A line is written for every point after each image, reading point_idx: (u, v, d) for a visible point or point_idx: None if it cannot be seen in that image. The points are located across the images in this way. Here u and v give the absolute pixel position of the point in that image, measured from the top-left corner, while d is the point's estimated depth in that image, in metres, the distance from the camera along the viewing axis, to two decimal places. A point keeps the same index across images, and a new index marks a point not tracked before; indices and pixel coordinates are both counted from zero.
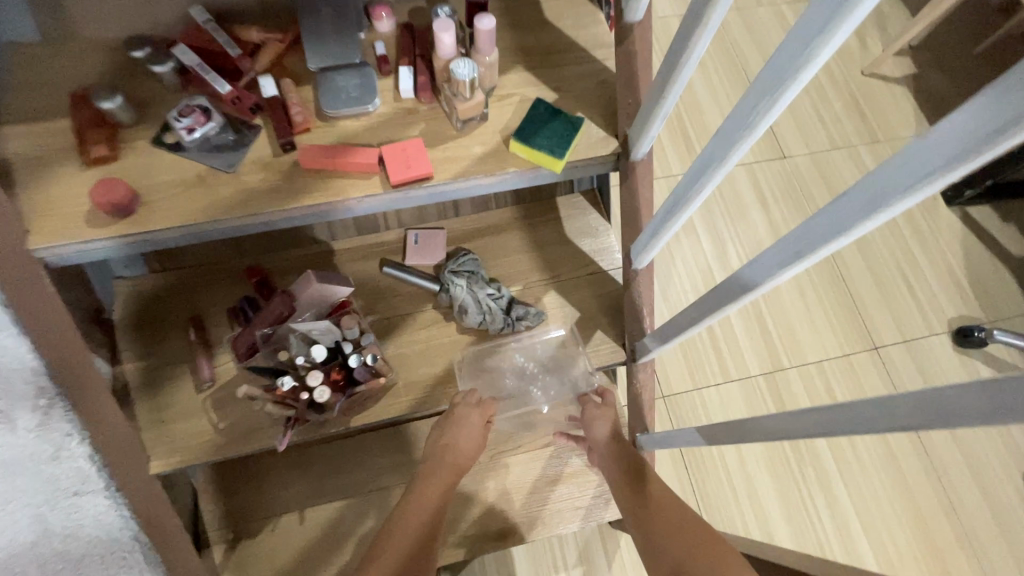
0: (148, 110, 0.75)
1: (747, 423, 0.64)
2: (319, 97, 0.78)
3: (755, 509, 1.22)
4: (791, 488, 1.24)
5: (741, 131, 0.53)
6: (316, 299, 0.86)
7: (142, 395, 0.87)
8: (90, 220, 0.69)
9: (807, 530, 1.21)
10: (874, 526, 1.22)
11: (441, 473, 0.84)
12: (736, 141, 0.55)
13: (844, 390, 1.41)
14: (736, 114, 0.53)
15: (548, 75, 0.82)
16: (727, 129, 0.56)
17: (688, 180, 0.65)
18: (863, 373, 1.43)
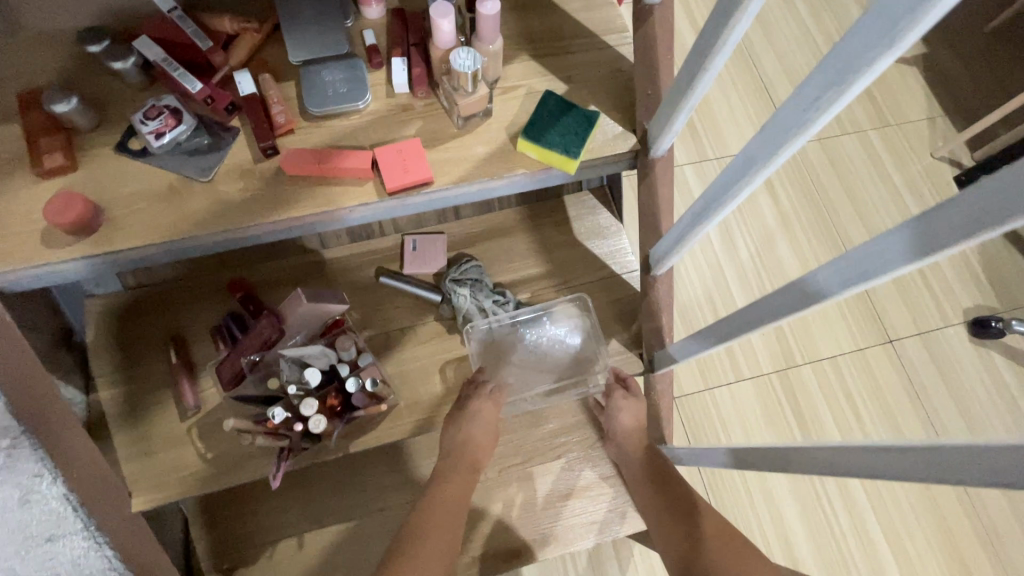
0: (109, 113, 0.67)
1: (791, 451, 0.58)
2: (303, 95, 0.69)
3: (777, 529, 1.09)
4: (816, 507, 1.11)
5: (793, 129, 0.46)
6: (307, 319, 0.78)
7: (122, 425, 0.80)
8: (47, 240, 0.61)
9: (832, 547, 1.09)
10: (910, 547, 1.09)
11: (458, 474, 0.78)
12: (786, 140, 0.48)
13: (860, 387, 1.31)
14: (788, 108, 0.46)
15: (557, 64, 0.74)
16: (774, 126, 0.48)
17: (723, 182, 0.58)
18: (877, 368, 1.33)
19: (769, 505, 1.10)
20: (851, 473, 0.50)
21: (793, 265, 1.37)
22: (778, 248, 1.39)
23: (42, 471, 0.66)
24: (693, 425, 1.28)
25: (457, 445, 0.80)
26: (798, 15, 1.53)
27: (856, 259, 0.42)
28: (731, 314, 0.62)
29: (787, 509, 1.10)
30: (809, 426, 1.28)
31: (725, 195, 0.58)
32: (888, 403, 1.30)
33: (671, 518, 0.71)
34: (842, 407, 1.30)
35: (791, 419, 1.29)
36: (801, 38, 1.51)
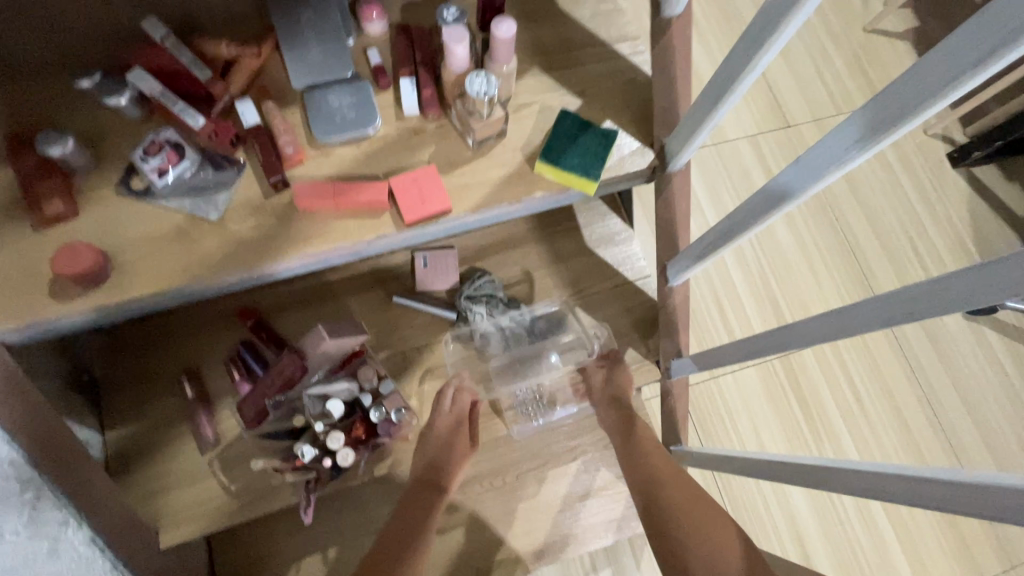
0: (107, 151, 0.64)
1: (824, 472, 0.60)
2: (309, 121, 0.67)
3: (790, 527, 1.09)
4: (831, 510, 1.10)
5: (836, 163, 0.46)
6: (326, 354, 0.78)
7: (141, 462, 0.79)
8: (54, 292, 0.59)
9: (843, 544, 1.09)
10: (917, 540, 1.09)
11: (427, 499, 0.76)
12: (827, 171, 0.47)
13: (865, 379, 1.21)
14: (829, 141, 0.46)
15: (569, 77, 0.72)
16: (813, 157, 0.48)
17: (751, 205, 0.59)
18: (879, 354, 1.22)
19: (783, 503, 1.10)
20: (893, 498, 0.52)
21: (791, 250, 1.27)
22: (779, 237, 1.27)
23: (68, 519, 0.62)
24: (701, 416, 1.17)
25: (442, 474, 0.79)
26: None
27: (906, 298, 0.43)
28: (759, 333, 0.63)
29: (800, 505, 1.10)
30: (816, 418, 1.18)
31: (756, 220, 0.58)
32: (894, 396, 1.20)
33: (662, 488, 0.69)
34: (848, 400, 1.19)
35: (801, 418, 1.18)
36: None
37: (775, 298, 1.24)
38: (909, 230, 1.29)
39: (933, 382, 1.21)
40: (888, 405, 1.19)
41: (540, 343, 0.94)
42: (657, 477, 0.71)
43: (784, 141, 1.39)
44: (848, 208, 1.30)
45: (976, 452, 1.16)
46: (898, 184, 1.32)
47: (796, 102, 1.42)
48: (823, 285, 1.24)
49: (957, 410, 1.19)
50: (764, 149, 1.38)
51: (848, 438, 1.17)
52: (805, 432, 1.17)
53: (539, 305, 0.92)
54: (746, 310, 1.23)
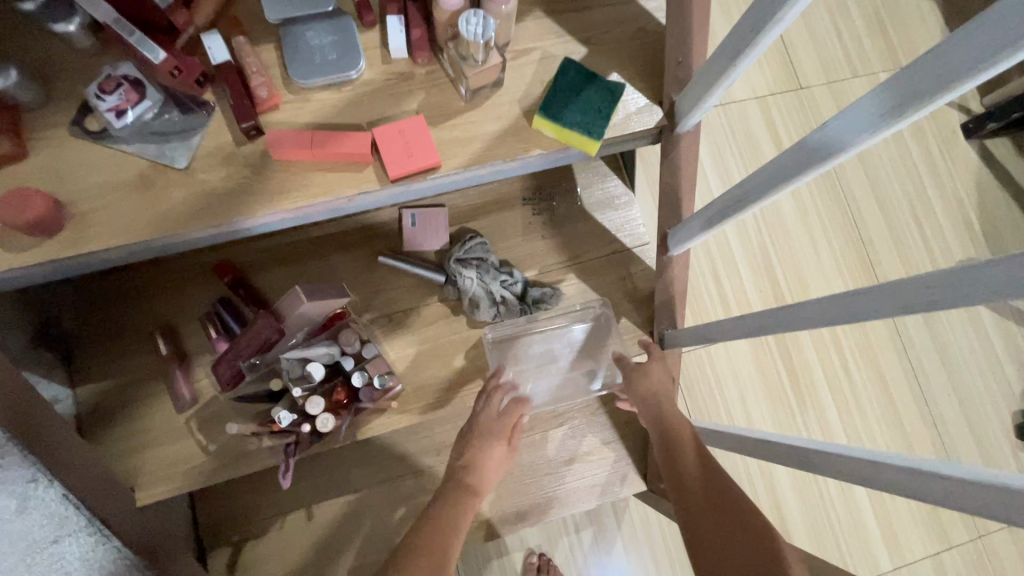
0: (58, 86, 0.58)
1: (812, 456, 0.58)
2: (285, 61, 0.60)
3: (770, 497, 1.10)
4: (810, 481, 1.12)
5: (864, 132, 0.41)
6: (306, 319, 0.74)
7: (115, 420, 0.76)
8: (4, 242, 0.54)
9: (819, 514, 1.11)
10: (892, 511, 1.12)
11: (462, 500, 0.70)
12: (852, 143, 0.43)
13: (857, 357, 1.20)
14: (856, 110, 0.42)
15: (575, 22, 0.65)
16: (837, 128, 0.44)
17: (763, 177, 0.55)
18: (875, 337, 1.21)
19: (765, 473, 1.11)
20: (880, 486, 0.50)
21: (793, 220, 1.23)
22: (782, 206, 1.23)
23: (37, 476, 0.61)
24: (690, 385, 1.16)
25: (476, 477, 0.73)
26: None
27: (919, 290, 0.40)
28: (759, 311, 0.60)
29: (781, 475, 1.11)
30: (804, 391, 1.18)
31: (764, 192, 0.54)
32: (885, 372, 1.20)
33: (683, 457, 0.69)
34: (838, 375, 1.19)
35: (789, 391, 1.18)
36: None
37: (773, 269, 1.21)
38: (915, 204, 1.25)
39: (923, 359, 1.20)
40: (877, 380, 1.19)
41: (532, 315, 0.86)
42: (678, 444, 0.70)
43: (794, 104, 1.32)
44: (855, 178, 1.25)
45: (957, 428, 1.18)
46: (909, 155, 1.27)
47: (810, 62, 1.34)
48: (822, 258, 1.22)
49: (944, 389, 1.19)
50: (774, 111, 1.32)
51: (833, 410, 1.17)
52: (792, 404, 1.17)
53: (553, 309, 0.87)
54: (742, 280, 1.20)
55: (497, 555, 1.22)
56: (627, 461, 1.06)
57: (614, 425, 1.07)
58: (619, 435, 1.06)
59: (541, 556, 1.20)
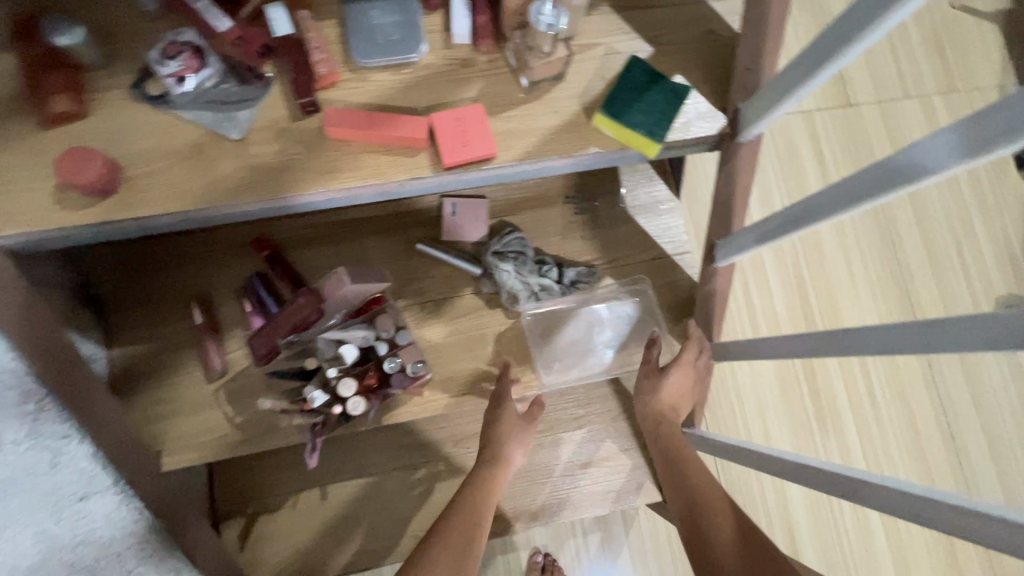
0: (121, 48, 0.58)
1: (837, 477, 0.55)
2: (347, 39, 0.59)
3: (782, 519, 1.08)
4: (825, 506, 1.09)
5: (948, 159, 0.39)
6: (345, 301, 0.74)
7: (146, 385, 0.76)
8: (58, 201, 0.54)
9: (831, 541, 1.08)
10: (907, 544, 1.09)
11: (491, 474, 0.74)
12: (930, 170, 0.41)
13: (885, 386, 1.16)
14: (943, 137, 0.39)
15: (642, 20, 0.63)
16: (917, 153, 0.42)
17: (828, 196, 0.52)
18: (907, 372, 1.17)
19: (780, 496, 1.09)
20: (917, 522, 0.46)
21: (829, 240, 1.20)
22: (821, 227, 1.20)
23: (71, 433, 0.64)
24: (712, 400, 1.14)
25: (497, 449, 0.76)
26: None
27: (1002, 321, 0.37)
28: (809, 332, 0.57)
29: (796, 497, 1.09)
30: (827, 415, 1.15)
31: (826, 212, 0.52)
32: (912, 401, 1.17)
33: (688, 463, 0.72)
34: (863, 403, 1.16)
35: (811, 413, 1.15)
36: None
37: (804, 286, 1.18)
38: (959, 234, 1.21)
39: (953, 394, 1.16)
40: (902, 410, 1.16)
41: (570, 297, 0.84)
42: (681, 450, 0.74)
43: (841, 122, 1.29)
44: (899, 202, 1.21)
45: (983, 469, 1.14)
46: (958, 182, 1.22)
47: (862, 79, 1.30)
48: (856, 282, 1.19)
49: (974, 427, 1.15)
50: (819, 127, 1.29)
51: (854, 438, 1.14)
52: (814, 427, 1.14)
53: (591, 291, 0.86)
54: (774, 297, 1.18)
55: (502, 552, 1.21)
56: (644, 470, 1.05)
57: (633, 433, 1.05)
58: (638, 444, 1.05)
59: (546, 556, 1.19)
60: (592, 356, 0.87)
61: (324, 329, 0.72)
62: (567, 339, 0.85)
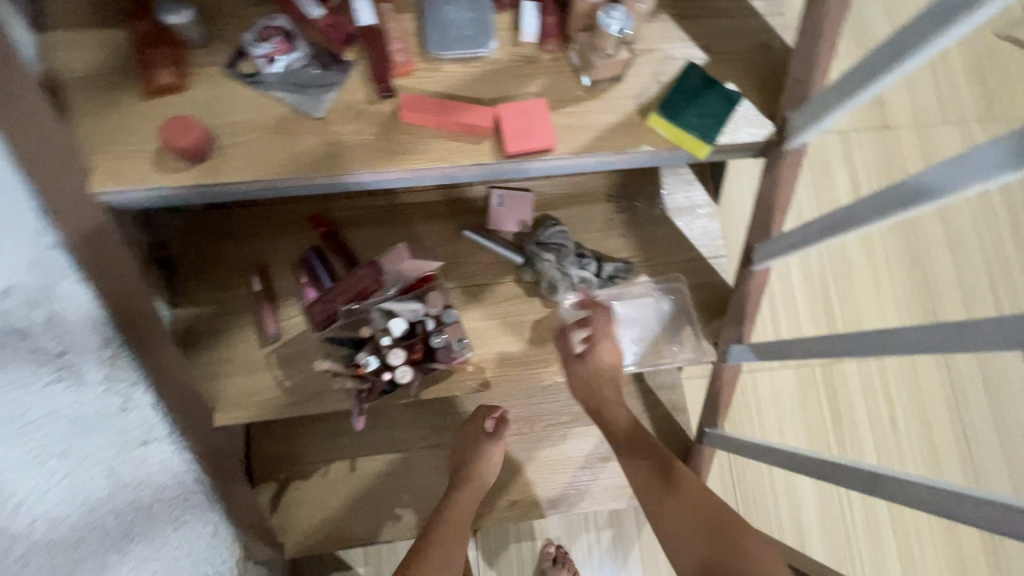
0: (220, 29, 0.63)
1: (873, 476, 0.59)
2: (424, 32, 0.64)
3: (794, 518, 1.13)
4: (836, 506, 1.14)
5: (987, 175, 0.42)
6: (402, 275, 0.76)
7: (205, 344, 0.82)
8: (157, 163, 0.60)
9: (842, 542, 1.12)
10: (916, 552, 1.12)
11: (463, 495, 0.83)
12: (968, 183, 0.43)
13: (901, 397, 1.24)
14: (978, 153, 0.42)
15: (699, 29, 0.67)
16: (953, 168, 0.44)
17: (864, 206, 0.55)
18: (923, 380, 1.25)
19: (791, 497, 1.14)
20: (959, 518, 0.49)
21: (858, 257, 1.22)
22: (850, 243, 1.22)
23: (138, 381, 0.70)
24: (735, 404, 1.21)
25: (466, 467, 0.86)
26: None
27: None
28: (833, 334, 0.60)
29: (808, 498, 1.14)
30: (843, 424, 1.22)
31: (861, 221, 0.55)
32: (926, 412, 1.25)
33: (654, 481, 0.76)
34: (879, 411, 1.24)
35: (827, 420, 1.22)
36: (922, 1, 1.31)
37: (830, 302, 1.19)
38: (990, 260, 1.22)
39: (968, 406, 1.24)
40: (916, 421, 1.23)
41: (607, 290, 0.88)
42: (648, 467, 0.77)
43: (877, 143, 1.30)
44: (931, 225, 1.23)
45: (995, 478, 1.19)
46: (991, 209, 1.23)
47: (901, 103, 1.32)
48: (882, 302, 1.19)
49: (987, 437, 1.23)
50: (854, 147, 1.30)
51: (869, 445, 1.20)
52: (828, 432, 1.21)
53: (628, 286, 0.89)
54: (801, 310, 1.19)
55: (515, 541, 1.24)
56: None
57: (654, 431, 1.08)
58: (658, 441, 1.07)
59: (558, 548, 1.21)
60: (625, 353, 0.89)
61: (381, 300, 0.76)
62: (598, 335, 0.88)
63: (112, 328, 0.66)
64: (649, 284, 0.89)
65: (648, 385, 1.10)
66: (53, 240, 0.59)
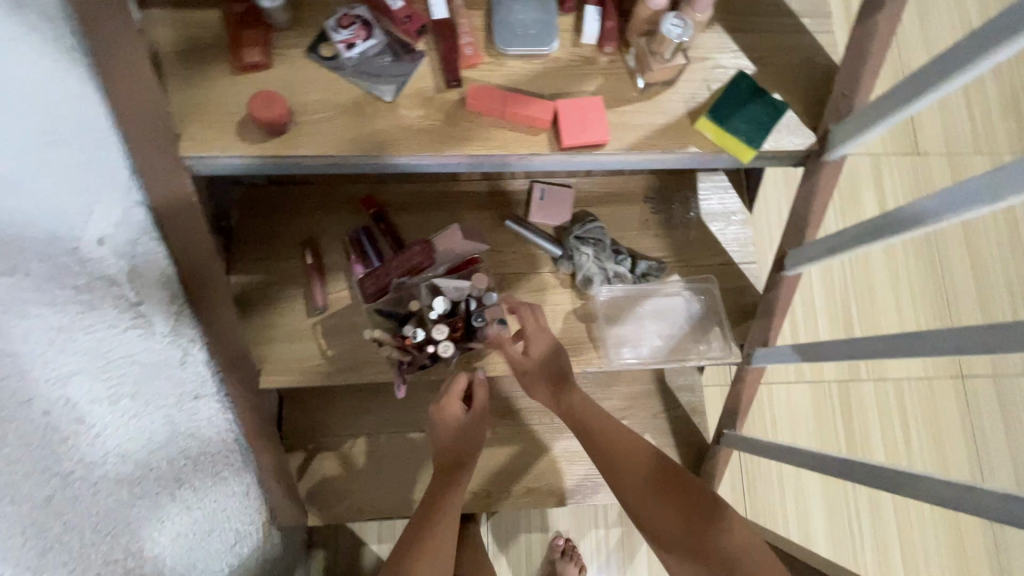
0: (305, 15, 0.68)
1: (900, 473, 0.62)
2: (491, 28, 0.69)
3: (801, 517, 1.21)
4: (842, 509, 1.22)
5: (1008, 190, 0.45)
6: (451, 254, 0.83)
7: (257, 309, 0.86)
8: (242, 132, 0.65)
9: (846, 542, 1.21)
10: (920, 552, 1.21)
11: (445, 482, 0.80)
12: (1001, 198, 0.46)
13: (917, 415, 1.26)
14: (1012, 169, 0.45)
15: (750, 41, 0.71)
16: (988, 183, 0.47)
17: (893, 217, 0.58)
18: (940, 399, 1.27)
19: (799, 498, 1.22)
20: (991, 514, 0.52)
21: (882, 277, 1.24)
22: (872, 263, 1.24)
23: (195, 339, 0.75)
24: (755, 412, 1.24)
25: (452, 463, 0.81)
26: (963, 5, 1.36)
27: None
28: (864, 338, 0.63)
29: (815, 500, 1.22)
30: (857, 436, 1.25)
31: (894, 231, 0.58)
32: (941, 433, 1.26)
33: (626, 469, 0.76)
34: (895, 429, 1.26)
35: (842, 435, 1.25)
36: (958, 31, 1.34)
37: (851, 320, 1.21)
38: (1015, 287, 1.23)
39: (984, 425, 1.27)
40: (930, 437, 1.26)
41: (638, 287, 0.92)
42: (615, 458, 0.77)
43: (907, 167, 1.33)
44: (956, 250, 1.25)
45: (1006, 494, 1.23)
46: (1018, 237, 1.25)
47: (932, 128, 1.34)
48: (903, 323, 1.21)
49: (1002, 455, 1.25)
50: (884, 169, 1.33)
51: (881, 455, 1.24)
52: (842, 445, 1.24)
53: (659, 285, 0.92)
54: (823, 326, 1.21)
55: (526, 531, 1.27)
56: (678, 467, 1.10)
57: (671, 430, 1.11)
58: (674, 441, 1.10)
59: (567, 541, 1.24)
60: (651, 350, 0.92)
61: (432, 276, 0.81)
62: (624, 330, 0.91)
63: (178, 286, 0.71)
64: (677, 283, 0.92)
65: (668, 386, 1.13)
66: (142, 200, 0.66)
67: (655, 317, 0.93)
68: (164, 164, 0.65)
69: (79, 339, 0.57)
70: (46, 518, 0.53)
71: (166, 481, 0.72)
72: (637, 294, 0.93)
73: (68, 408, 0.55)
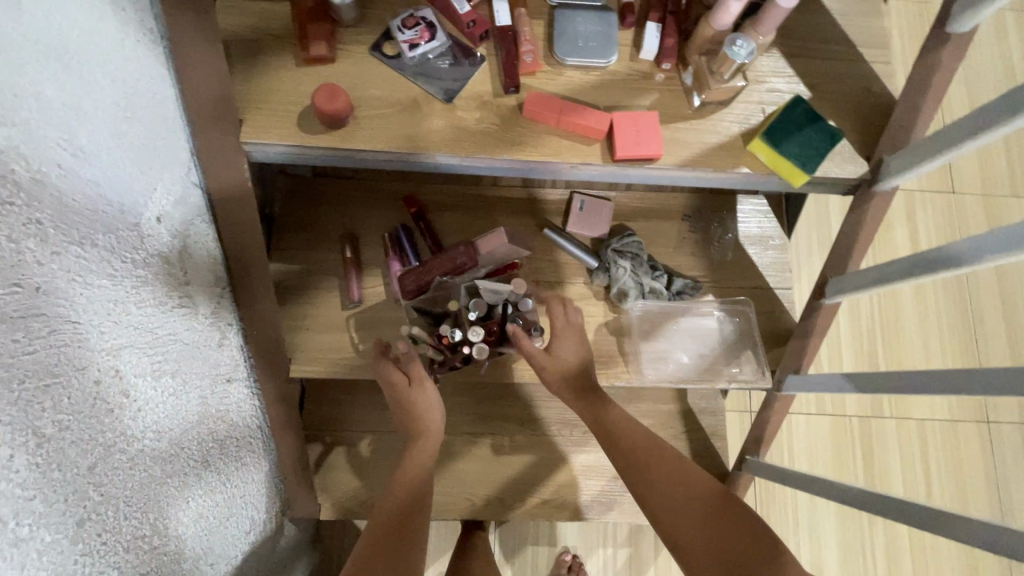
0: (371, 14, 0.70)
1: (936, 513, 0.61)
2: (552, 38, 0.70)
3: (815, 552, 1.19)
4: (856, 547, 1.19)
5: None
6: (493, 257, 0.87)
7: (293, 297, 0.88)
8: (303, 124, 0.67)
9: None
10: None
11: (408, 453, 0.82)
12: None
13: (939, 457, 1.24)
14: None
15: (807, 68, 0.71)
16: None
17: (937, 254, 0.57)
18: (964, 442, 1.25)
19: (813, 532, 1.20)
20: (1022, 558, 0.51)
21: (911, 314, 1.22)
22: (902, 299, 1.23)
23: (232, 323, 0.77)
24: (779, 439, 1.22)
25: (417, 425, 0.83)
26: (1007, 49, 1.36)
27: None
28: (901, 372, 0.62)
29: (829, 536, 1.20)
30: (876, 473, 1.22)
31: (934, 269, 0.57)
32: (963, 476, 1.23)
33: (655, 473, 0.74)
34: (916, 469, 1.23)
35: (861, 471, 1.22)
36: (1001, 74, 1.34)
37: (877, 355, 1.20)
38: None
39: (1009, 474, 1.24)
40: (952, 481, 1.23)
41: (673, 305, 0.91)
42: (641, 460, 0.76)
43: (942, 206, 1.31)
44: (988, 291, 1.23)
45: None
46: None
47: (970, 169, 1.33)
48: (929, 361, 1.20)
49: None
50: (918, 207, 1.31)
51: (901, 493, 1.22)
52: (860, 482, 1.22)
53: (694, 305, 0.92)
54: (848, 358, 1.19)
55: (533, 543, 1.25)
56: None
57: (690, 452, 1.09)
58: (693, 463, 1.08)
59: (574, 557, 1.22)
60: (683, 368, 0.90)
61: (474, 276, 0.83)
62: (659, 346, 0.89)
63: (225, 270, 0.75)
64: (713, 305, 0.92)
65: (690, 407, 1.12)
66: (197, 182, 0.66)
67: (690, 337, 0.92)
68: (223, 152, 0.67)
69: (133, 311, 0.57)
70: (86, 487, 0.52)
71: (198, 462, 0.72)
72: (673, 311, 0.92)
73: (117, 381, 0.55)
